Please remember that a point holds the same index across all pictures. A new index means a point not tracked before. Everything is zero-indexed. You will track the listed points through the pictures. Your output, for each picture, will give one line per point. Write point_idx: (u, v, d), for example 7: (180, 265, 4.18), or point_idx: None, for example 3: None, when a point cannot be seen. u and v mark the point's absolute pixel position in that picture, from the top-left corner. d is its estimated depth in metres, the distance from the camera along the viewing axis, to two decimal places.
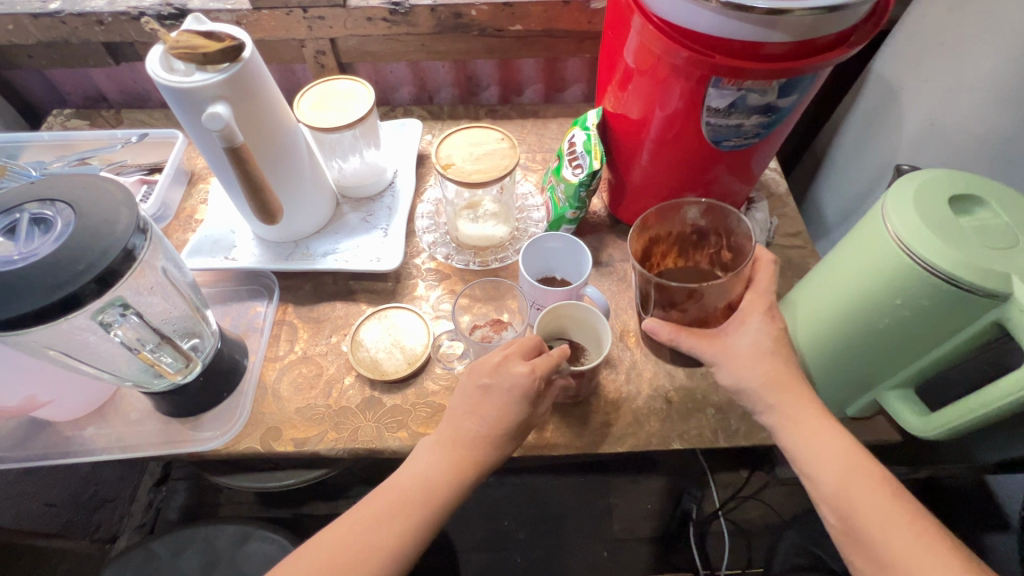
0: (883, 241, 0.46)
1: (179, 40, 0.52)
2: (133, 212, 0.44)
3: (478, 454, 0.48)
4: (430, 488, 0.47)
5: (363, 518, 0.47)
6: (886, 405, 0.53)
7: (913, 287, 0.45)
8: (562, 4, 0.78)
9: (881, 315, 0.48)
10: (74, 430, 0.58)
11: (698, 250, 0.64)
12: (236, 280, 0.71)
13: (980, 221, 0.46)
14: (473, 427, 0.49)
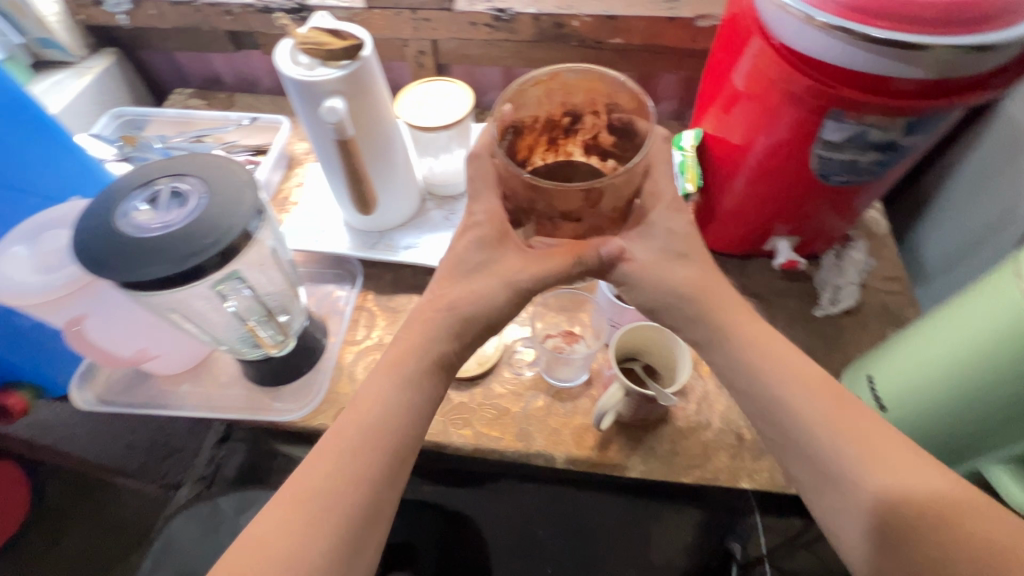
0: (1012, 299, 0.43)
1: (307, 35, 0.56)
2: (255, 195, 0.47)
3: (427, 362, 0.48)
4: (380, 412, 0.45)
5: (325, 471, 0.42)
6: (987, 476, 0.50)
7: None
8: (667, 21, 0.77)
9: (1002, 380, 0.44)
10: (172, 385, 0.63)
11: (570, 135, 0.53)
12: (324, 263, 0.75)
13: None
14: (417, 339, 0.48)
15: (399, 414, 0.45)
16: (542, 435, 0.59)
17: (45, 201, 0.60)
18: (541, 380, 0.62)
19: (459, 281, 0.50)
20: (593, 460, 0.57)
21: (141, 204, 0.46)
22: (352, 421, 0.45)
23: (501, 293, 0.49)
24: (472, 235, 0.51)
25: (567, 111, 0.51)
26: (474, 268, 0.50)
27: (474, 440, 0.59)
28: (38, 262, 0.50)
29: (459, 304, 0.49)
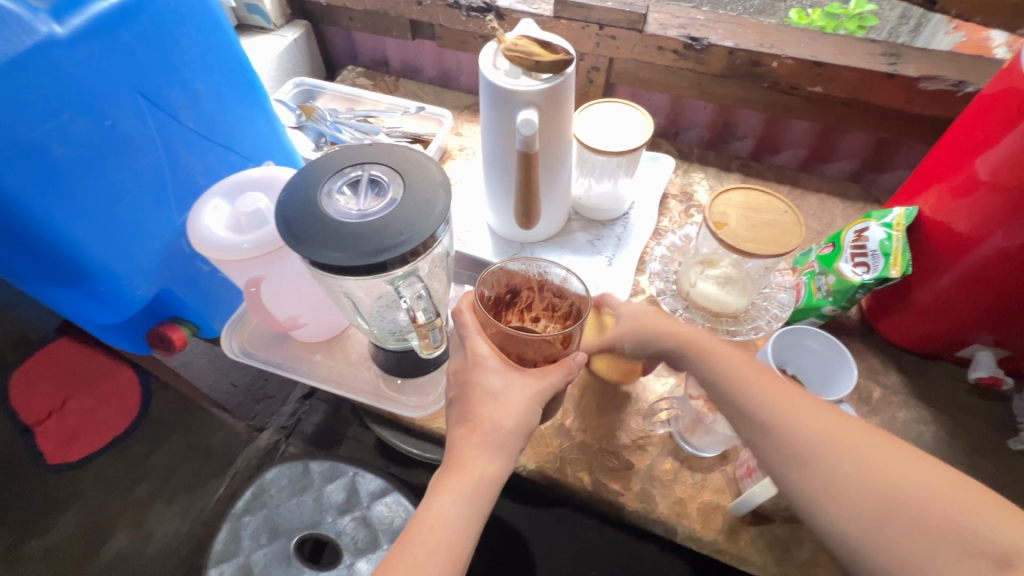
0: None
1: (517, 43, 0.55)
2: (447, 197, 0.47)
3: (490, 478, 0.46)
4: (454, 533, 0.44)
5: (406, 572, 0.42)
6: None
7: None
8: (883, 76, 0.69)
9: None
10: (307, 352, 0.65)
11: (510, 308, 0.57)
12: (462, 263, 0.75)
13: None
14: (483, 466, 0.46)
15: (462, 526, 0.44)
16: (664, 501, 0.54)
17: (240, 159, 0.63)
18: (671, 441, 0.58)
19: (482, 409, 0.48)
20: (720, 545, 0.52)
21: (342, 187, 0.47)
22: (427, 528, 0.44)
23: (526, 406, 0.48)
24: (480, 370, 0.49)
25: (508, 290, 0.56)
26: (495, 399, 0.48)
27: (590, 487, 0.55)
28: (234, 220, 0.52)
29: (499, 423, 0.47)
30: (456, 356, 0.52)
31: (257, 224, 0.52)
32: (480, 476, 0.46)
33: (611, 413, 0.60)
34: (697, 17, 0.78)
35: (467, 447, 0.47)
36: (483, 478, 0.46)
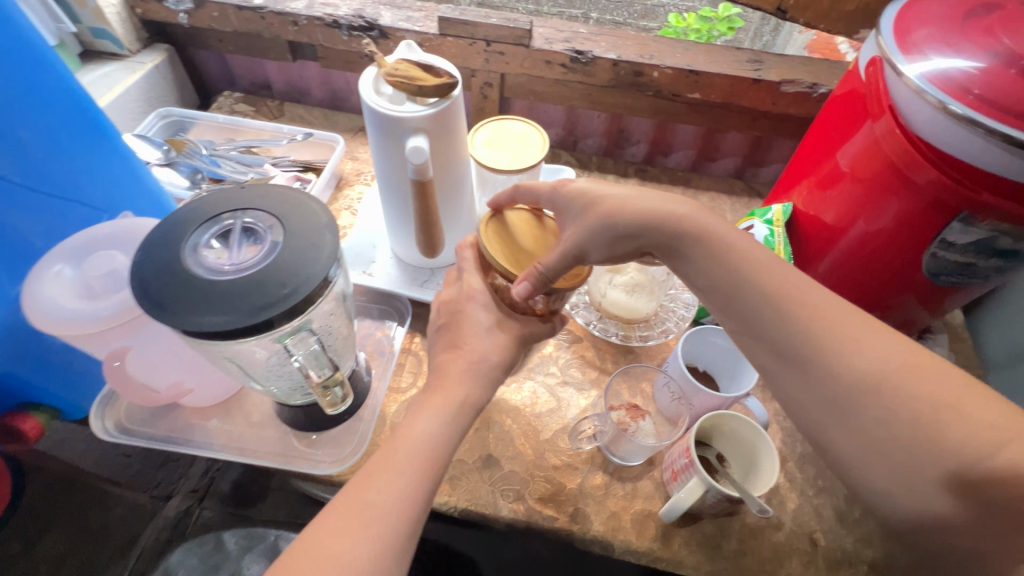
0: None
1: (397, 67, 0.52)
2: (335, 240, 0.43)
3: (472, 396, 0.47)
4: (434, 452, 0.43)
5: (386, 486, 0.40)
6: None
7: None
8: (750, 81, 0.75)
9: None
10: (199, 419, 0.58)
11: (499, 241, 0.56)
12: (369, 297, 0.71)
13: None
14: (465, 388, 0.46)
15: (441, 442, 0.44)
16: (599, 518, 0.54)
17: (90, 212, 0.55)
18: (600, 455, 0.58)
19: (470, 338, 0.49)
20: (655, 553, 0.52)
21: (211, 240, 0.42)
22: (409, 440, 0.43)
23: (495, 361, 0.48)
24: (473, 304, 0.51)
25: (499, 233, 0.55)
26: (485, 330, 0.49)
27: (525, 516, 0.54)
28: (85, 286, 0.45)
29: (487, 355, 0.48)
30: (450, 288, 0.53)
31: (115, 287, 0.46)
32: (458, 402, 0.46)
33: (539, 435, 0.59)
34: (580, 31, 0.80)
35: (446, 379, 0.47)
36: (464, 399, 0.46)
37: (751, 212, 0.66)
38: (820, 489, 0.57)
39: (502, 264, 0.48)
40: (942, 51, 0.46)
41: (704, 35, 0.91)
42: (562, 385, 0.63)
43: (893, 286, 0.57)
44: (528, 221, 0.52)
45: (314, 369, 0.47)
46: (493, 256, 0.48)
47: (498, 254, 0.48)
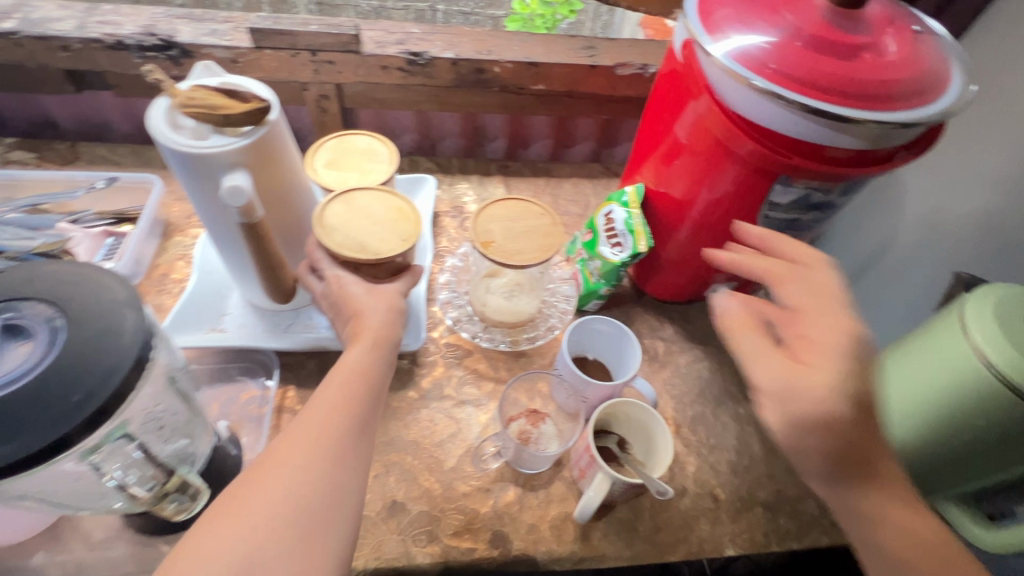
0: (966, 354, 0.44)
1: (192, 95, 0.45)
2: (140, 317, 0.35)
3: (387, 328, 0.50)
4: (365, 373, 0.46)
5: (323, 406, 0.43)
6: (941, 512, 0.52)
7: (1011, 411, 0.42)
8: (588, 68, 0.76)
9: (959, 431, 0.46)
10: (19, 559, 0.47)
11: None
12: (226, 357, 0.61)
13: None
14: (376, 320, 0.49)
15: (370, 363, 0.47)
16: (518, 535, 0.53)
17: None
18: (508, 470, 0.56)
19: (359, 302, 0.50)
20: (578, 554, 0.52)
21: None
22: (339, 370, 0.46)
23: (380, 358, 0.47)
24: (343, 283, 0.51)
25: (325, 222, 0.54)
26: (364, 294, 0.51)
27: (443, 556, 0.51)
28: None
29: (366, 313, 0.50)
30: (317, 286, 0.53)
31: None
32: (381, 334, 0.49)
33: (444, 465, 0.56)
34: (412, 31, 0.75)
35: (358, 323, 0.49)
36: (381, 326, 0.49)
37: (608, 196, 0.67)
38: (713, 446, 0.61)
39: (360, 247, 0.49)
40: (740, 29, 0.49)
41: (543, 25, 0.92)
42: (459, 405, 0.60)
43: None
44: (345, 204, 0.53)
45: (131, 478, 0.39)
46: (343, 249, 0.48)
47: (330, 239, 0.49)
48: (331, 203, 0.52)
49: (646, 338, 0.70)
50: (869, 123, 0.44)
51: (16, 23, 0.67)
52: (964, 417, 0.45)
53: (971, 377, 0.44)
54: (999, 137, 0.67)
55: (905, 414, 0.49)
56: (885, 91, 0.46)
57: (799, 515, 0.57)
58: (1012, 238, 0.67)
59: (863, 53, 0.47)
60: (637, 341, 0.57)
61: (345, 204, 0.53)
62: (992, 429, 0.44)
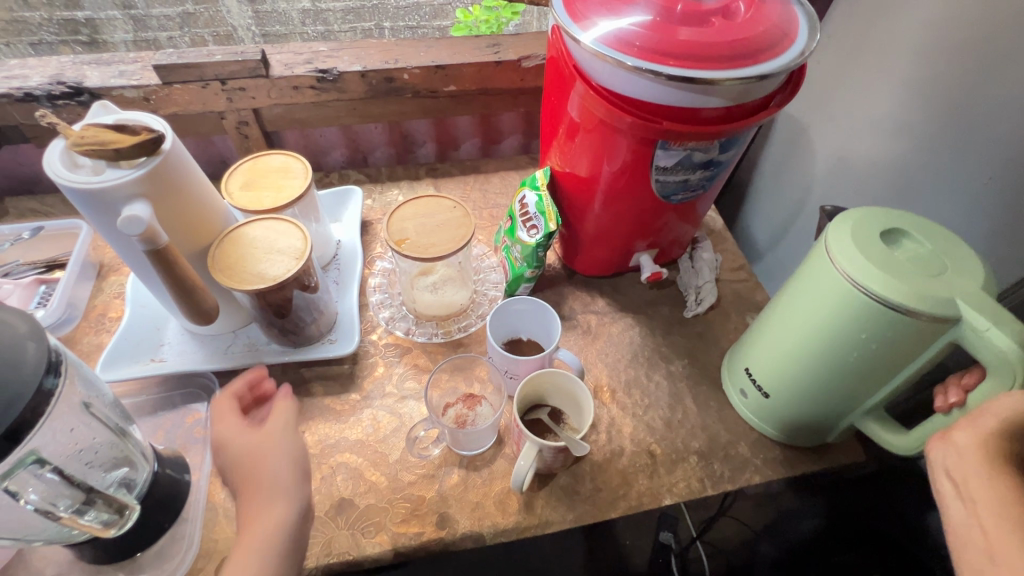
0: (833, 277, 0.46)
1: (84, 134, 0.47)
2: (40, 349, 0.37)
3: (291, 470, 0.49)
4: (274, 533, 0.45)
5: None
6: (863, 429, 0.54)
7: (874, 319, 0.44)
8: (494, 64, 0.79)
9: (850, 350, 0.48)
10: None
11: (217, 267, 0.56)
12: (167, 384, 0.63)
13: (915, 250, 0.46)
14: (282, 466, 0.49)
15: (281, 522, 0.46)
16: (464, 514, 0.55)
17: None
18: (451, 453, 0.59)
19: (269, 459, 0.49)
20: (523, 524, 0.55)
21: None
22: (250, 529, 0.45)
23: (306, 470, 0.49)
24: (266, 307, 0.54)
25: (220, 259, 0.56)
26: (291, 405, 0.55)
27: (391, 544, 0.53)
28: None
29: (266, 452, 0.49)
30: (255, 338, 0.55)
31: None
32: (276, 474, 0.48)
33: (388, 458, 0.58)
34: (320, 49, 0.78)
35: (262, 458, 0.49)
36: (287, 464, 0.49)
37: (522, 183, 0.70)
38: (647, 405, 0.64)
39: (266, 278, 0.53)
40: (598, 11, 0.52)
41: (495, 25, 0.93)
42: (401, 400, 0.63)
43: (648, 214, 0.65)
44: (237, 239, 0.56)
45: (58, 504, 0.44)
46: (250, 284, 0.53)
47: (235, 279, 0.53)
48: (219, 247, 0.55)
49: (578, 313, 0.72)
50: (721, 83, 0.48)
51: None
52: (842, 336, 0.47)
53: (835, 296, 0.46)
54: (875, 84, 0.72)
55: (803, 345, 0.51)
56: (734, 51, 0.49)
57: (731, 458, 0.61)
58: (900, 177, 0.72)
59: (712, 19, 0.50)
60: (557, 313, 0.61)
61: (235, 245, 0.55)
62: (868, 342, 0.46)
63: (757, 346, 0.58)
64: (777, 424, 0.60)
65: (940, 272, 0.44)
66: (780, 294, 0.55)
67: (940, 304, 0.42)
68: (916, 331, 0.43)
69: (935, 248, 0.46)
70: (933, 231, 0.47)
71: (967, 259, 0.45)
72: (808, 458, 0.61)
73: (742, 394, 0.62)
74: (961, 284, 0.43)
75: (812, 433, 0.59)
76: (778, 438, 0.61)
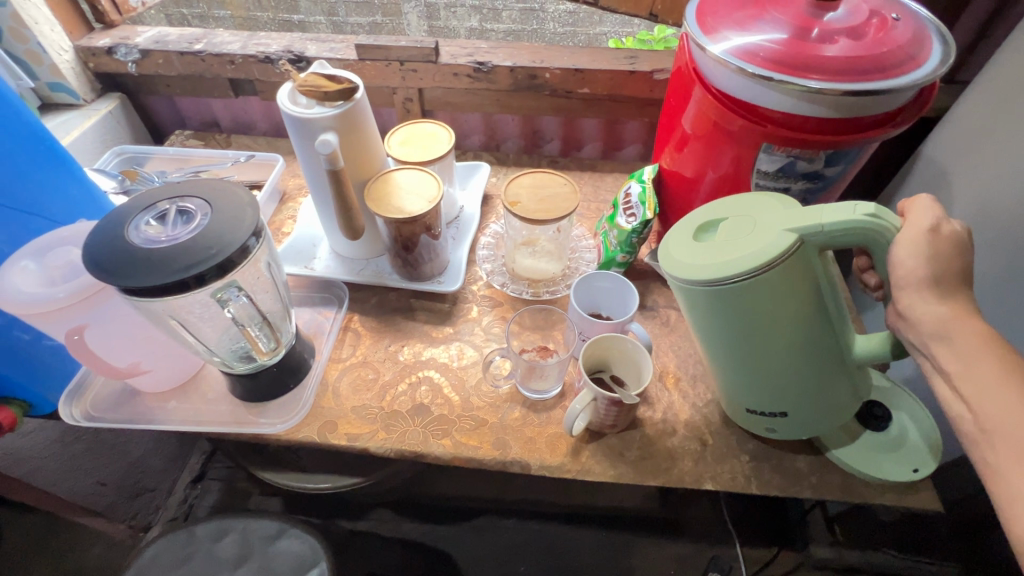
0: (692, 292, 0.51)
1: (307, 79, 0.63)
2: (256, 214, 0.52)
3: None
4: None
5: None
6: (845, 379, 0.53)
7: (751, 295, 0.48)
8: (627, 73, 0.87)
9: (779, 323, 0.49)
10: (159, 401, 0.65)
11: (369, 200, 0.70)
12: (312, 287, 0.79)
13: (726, 227, 0.51)
14: None
15: None
16: (517, 443, 0.62)
17: (49, 224, 0.68)
18: (518, 392, 0.66)
19: None
20: (567, 466, 0.60)
21: (149, 220, 0.51)
22: None
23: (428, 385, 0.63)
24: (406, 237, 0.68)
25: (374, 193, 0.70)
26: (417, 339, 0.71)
27: (452, 449, 0.61)
28: (45, 275, 0.54)
29: None
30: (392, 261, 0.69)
31: (70, 276, 0.55)
32: None
33: (465, 383, 0.68)
34: (481, 46, 0.92)
35: None
36: None
37: (630, 177, 0.77)
38: (709, 399, 0.66)
39: (405, 210, 0.66)
40: (728, 24, 0.57)
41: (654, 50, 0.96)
42: (485, 341, 0.72)
43: None
44: (389, 180, 0.70)
45: (250, 323, 0.58)
46: (392, 212, 0.65)
47: (382, 208, 0.66)
48: (375, 183, 0.69)
49: (660, 306, 0.77)
50: (837, 95, 0.51)
51: (203, 45, 0.94)
52: (772, 318, 0.49)
53: (721, 303, 0.49)
54: (1022, 133, 0.66)
55: (743, 349, 0.53)
56: (857, 67, 0.51)
57: (785, 467, 0.61)
58: None
59: (838, 37, 0.53)
60: (637, 293, 0.67)
61: (388, 183, 0.69)
62: (785, 305, 0.48)
63: (728, 384, 0.59)
64: (815, 425, 0.58)
65: (757, 225, 0.49)
66: (698, 338, 0.57)
67: (776, 244, 0.45)
68: (796, 269, 0.46)
69: (745, 209, 0.51)
70: (749, 196, 0.53)
71: (763, 200, 0.51)
72: (872, 487, 0.59)
73: (770, 430, 0.60)
74: (777, 220, 0.48)
75: (816, 418, 0.56)
76: (833, 426, 0.58)
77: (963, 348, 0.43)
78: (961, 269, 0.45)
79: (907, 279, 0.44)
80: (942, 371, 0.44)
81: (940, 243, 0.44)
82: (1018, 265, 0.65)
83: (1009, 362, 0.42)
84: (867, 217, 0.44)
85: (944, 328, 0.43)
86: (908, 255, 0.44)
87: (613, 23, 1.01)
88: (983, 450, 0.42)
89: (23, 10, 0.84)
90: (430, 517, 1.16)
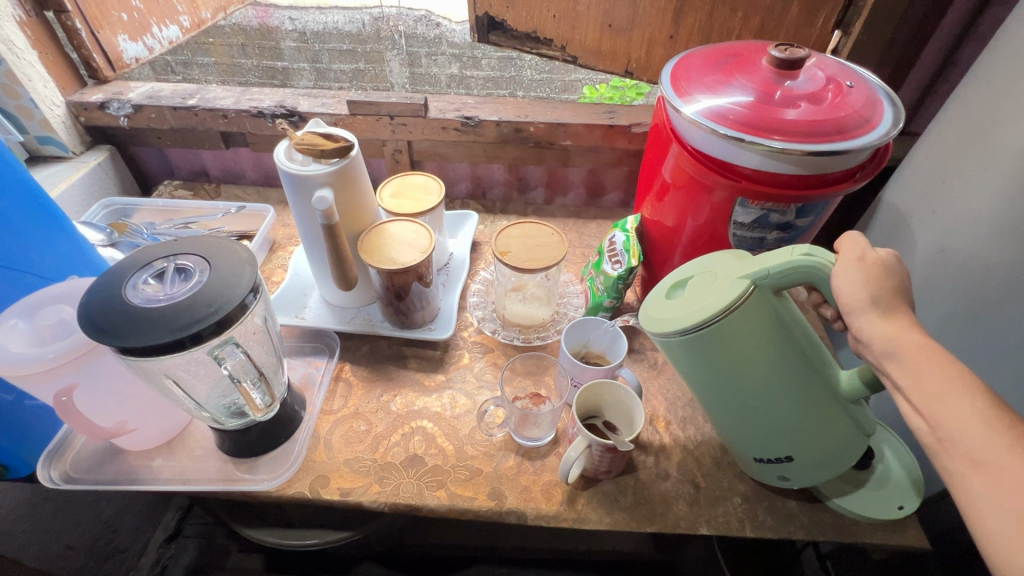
0: (672, 344, 0.55)
1: (303, 138, 0.65)
2: (254, 270, 0.53)
3: None
4: None
5: None
6: (837, 418, 0.54)
7: (722, 341, 0.51)
8: (608, 127, 0.92)
9: (757, 365, 0.52)
10: (143, 460, 0.64)
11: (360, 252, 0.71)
12: (303, 337, 0.79)
13: (693, 283, 0.56)
14: None
15: None
16: (513, 493, 0.62)
17: (38, 280, 0.68)
18: (511, 439, 0.67)
19: None
20: (562, 514, 0.60)
21: (148, 279, 0.51)
22: None
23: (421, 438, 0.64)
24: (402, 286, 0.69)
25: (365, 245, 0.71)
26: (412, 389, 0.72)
27: (446, 500, 0.61)
28: (35, 335, 0.54)
29: None
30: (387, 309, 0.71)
31: (61, 334, 0.55)
32: None
33: (458, 432, 0.68)
34: (468, 102, 0.97)
35: None
36: None
37: (614, 225, 0.81)
38: (698, 441, 0.68)
39: (399, 261, 0.67)
40: (699, 88, 0.62)
41: (619, 100, 1.04)
42: (478, 388, 0.73)
43: None
44: (380, 233, 0.71)
45: (246, 378, 0.57)
46: (386, 264, 0.67)
47: (377, 261, 0.67)
48: (367, 236, 0.70)
49: (648, 349, 0.79)
50: (803, 155, 0.55)
51: (196, 100, 0.97)
52: (748, 361, 0.52)
53: (696, 351, 0.53)
54: (970, 179, 0.71)
55: (732, 393, 0.55)
56: (817, 130, 0.56)
57: (776, 506, 0.62)
58: None
59: (799, 101, 0.58)
60: (626, 340, 0.69)
61: (380, 235, 0.71)
62: (757, 347, 0.51)
63: (731, 434, 0.60)
64: (824, 468, 0.58)
65: (717, 277, 0.54)
66: (692, 390, 0.59)
67: (729, 291, 0.50)
68: (755, 313, 0.50)
69: (708, 266, 0.57)
70: (715, 255, 0.58)
71: (722, 257, 0.57)
72: (861, 526, 0.60)
73: (783, 478, 0.60)
74: (732, 270, 0.53)
75: (819, 461, 0.57)
76: (847, 467, 0.58)
77: (912, 361, 0.43)
78: (903, 291, 0.47)
79: (853, 305, 0.46)
80: (898, 387, 0.44)
81: (872, 272, 0.47)
82: (975, 301, 0.68)
83: (955, 370, 0.42)
84: (804, 257, 0.49)
85: (893, 347, 0.44)
86: (846, 282, 0.47)
87: (586, 73, 1.05)
88: (943, 460, 0.41)
89: (18, 68, 0.85)
90: (420, 571, 1.11)
